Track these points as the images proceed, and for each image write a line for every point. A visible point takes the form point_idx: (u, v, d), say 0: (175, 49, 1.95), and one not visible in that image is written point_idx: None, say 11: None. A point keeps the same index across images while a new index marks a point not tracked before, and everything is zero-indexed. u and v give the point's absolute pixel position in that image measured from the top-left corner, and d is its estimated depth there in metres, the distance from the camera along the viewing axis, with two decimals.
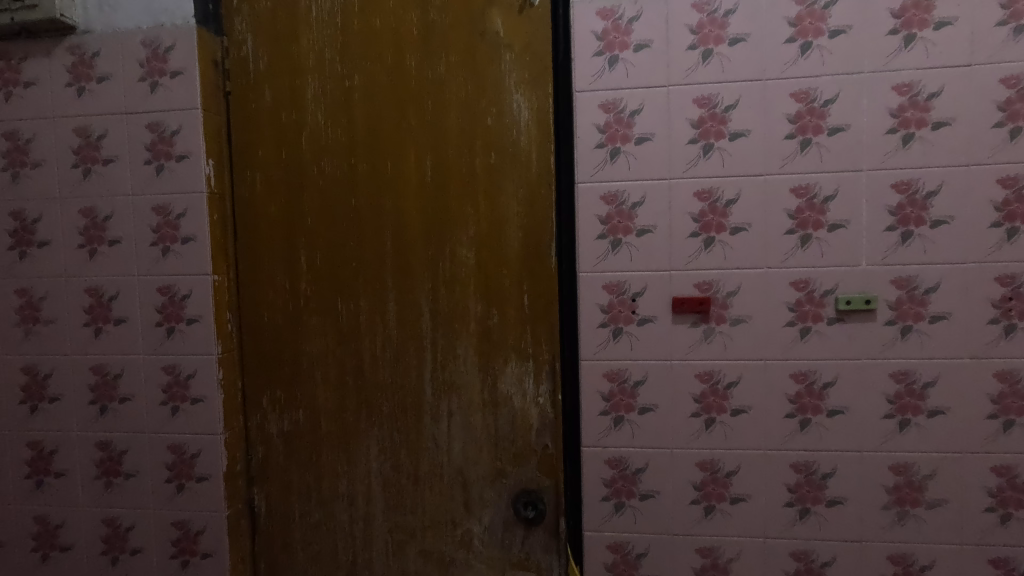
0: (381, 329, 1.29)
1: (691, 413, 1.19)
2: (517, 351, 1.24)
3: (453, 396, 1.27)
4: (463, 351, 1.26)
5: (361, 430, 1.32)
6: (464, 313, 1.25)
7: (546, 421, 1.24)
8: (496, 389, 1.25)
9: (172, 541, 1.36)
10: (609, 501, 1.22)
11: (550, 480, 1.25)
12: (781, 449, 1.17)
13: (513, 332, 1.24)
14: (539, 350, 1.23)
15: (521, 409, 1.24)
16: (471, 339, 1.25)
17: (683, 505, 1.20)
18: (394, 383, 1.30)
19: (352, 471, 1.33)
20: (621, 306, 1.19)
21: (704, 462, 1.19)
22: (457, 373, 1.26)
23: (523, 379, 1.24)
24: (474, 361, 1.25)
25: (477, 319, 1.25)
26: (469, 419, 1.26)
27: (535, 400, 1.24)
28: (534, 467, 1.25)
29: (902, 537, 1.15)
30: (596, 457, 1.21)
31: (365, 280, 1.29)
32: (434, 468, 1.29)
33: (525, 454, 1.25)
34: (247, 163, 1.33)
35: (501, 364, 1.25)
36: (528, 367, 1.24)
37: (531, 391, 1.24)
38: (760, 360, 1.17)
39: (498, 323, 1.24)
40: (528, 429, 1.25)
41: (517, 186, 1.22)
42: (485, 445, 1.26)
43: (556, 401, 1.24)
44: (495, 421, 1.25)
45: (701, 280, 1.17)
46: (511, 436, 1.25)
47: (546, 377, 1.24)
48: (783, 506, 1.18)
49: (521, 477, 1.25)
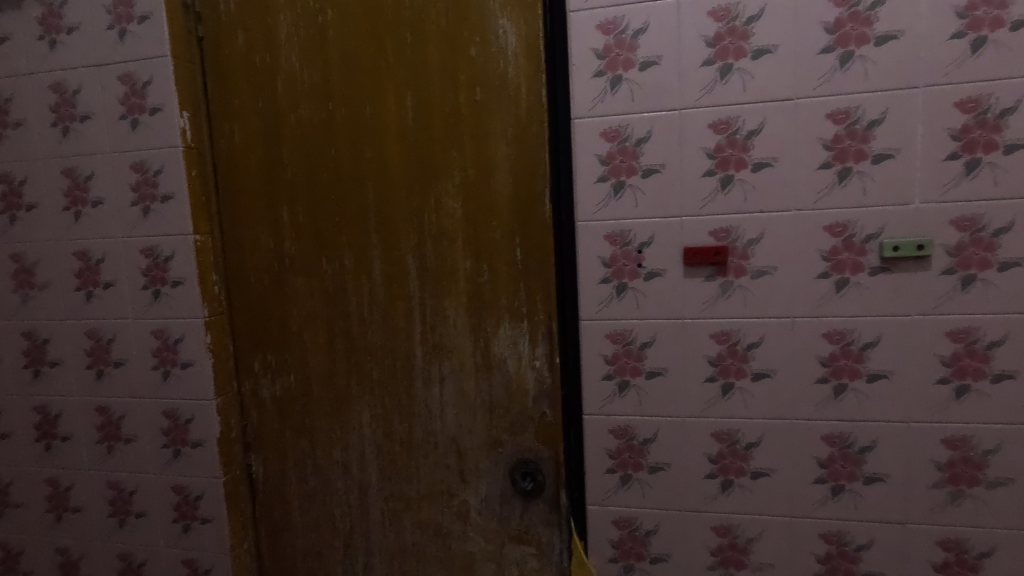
0: (367, 288, 1.20)
1: (706, 379, 1.05)
2: (511, 310, 1.13)
3: (444, 359, 1.17)
4: (453, 310, 1.15)
5: (352, 396, 1.25)
6: (453, 269, 1.14)
7: (544, 387, 1.13)
8: (489, 353, 1.14)
9: (173, 505, 1.35)
10: (614, 474, 1.11)
11: (549, 450, 1.14)
12: (812, 419, 1.02)
13: (506, 290, 1.12)
14: (535, 308, 1.12)
15: (517, 374, 1.14)
16: (462, 298, 1.14)
17: (697, 479, 1.08)
18: (383, 346, 1.21)
19: (345, 437, 1.27)
20: (625, 258, 1.05)
21: (720, 432, 1.06)
22: (448, 335, 1.16)
23: (517, 341, 1.13)
24: (465, 321, 1.15)
25: (466, 275, 1.14)
26: (461, 384, 1.17)
27: (531, 363, 1.13)
28: (532, 436, 1.15)
29: (956, 520, 0.99)
30: (599, 426, 1.10)
31: (349, 236, 1.20)
32: (427, 436, 1.21)
33: (522, 422, 1.15)
34: (224, 114, 1.25)
35: (494, 325, 1.14)
36: (523, 328, 1.13)
37: (527, 354, 1.13)
38: (788, 318, 1.01)
39: (490, 279, 1.13)
40: (525, 395, 1.14)
41: (506, 126, 1.09)
42: (479, 412, 1.16)
43: (554, 364, 1.12)
44: (489, 386, 1.15)
45: (717, 227, 1.01)
46: (507, 403, 1.15)
47: (543, 339, 1.12)
48: (813, 482, 1.04)
49: (518, 447, 1.15)
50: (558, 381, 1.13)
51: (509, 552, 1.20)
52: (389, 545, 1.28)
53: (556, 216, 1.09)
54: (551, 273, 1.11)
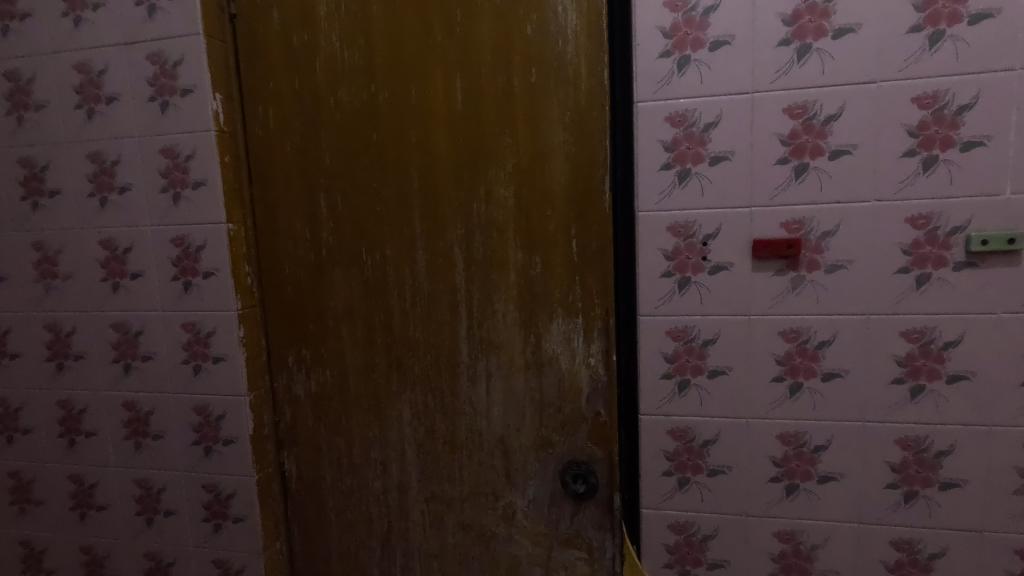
0: (410, 281, 1.15)
1: (773, 378, 1.00)
2: (564, 305, 1.07)
3: (491, 356, 1.12)
4: (501, 305, 1.10)
5: (392, 393, 1.20)
6: (503, 261, 1.08)
7: (598, 386, 1.08)
8: (540, 349, 1.09)
9: (204, 504, 1.30)
10: (672, 476, 1.06)
11: (604, 452, 1.09)
12: (884, 421, 0.97)
13: (560, 284, 1.07)
14: (591, 303, 1.06)
15: (569, 372, 1.08)
16: (512, 292, 1.09)
17: (759, 483, 1.03)
18: (427, 341, 1.16)
19: (384, 435, 1.22)
20: (689, 251, 0.99)
21: (786, 435, 1.01)
22: (496, 330, 1.11)
23: (571, 338, 1.08)
24: (515, 316, 1.09)
25: (517, 268, 1.08)
26: (510, 381, 1.11)
27: (585, 361, 1.08)
28: (585, 437, 1.10)
29: None
30: (656, 427, 1.05)
31: (392, 225, 1.14)
32: (472, 435, 1.16)
33: (574, 423, 1.10)
34: (259, 97, 1.19)
35: (546, 320, 1.08)
36: (577, 324, 1.07)
37: (581, 351, 1.08)
38: (863, 315, 0.96)
39: (542, 273, 1.07)
40: (577, 394, 1.09)
41: (563, 109, 1.03)
42: (528, 411, 1.11)
43: (609, 362, 1.07)
44: (540, 385, 1.10)
45: (789, 219, 0.96)
46: (558, 402, 1.10)
47: (598, 335, 1.07)
48: (885, 487, 0.99)
49: (570, 448, 1.10)
50: (614, 379, 1.08)
51: (557, 556, 1.15)
52: (429, 547, 1.24)
53: (614, 207, 1.04)
54: (609, 266, 1.05)
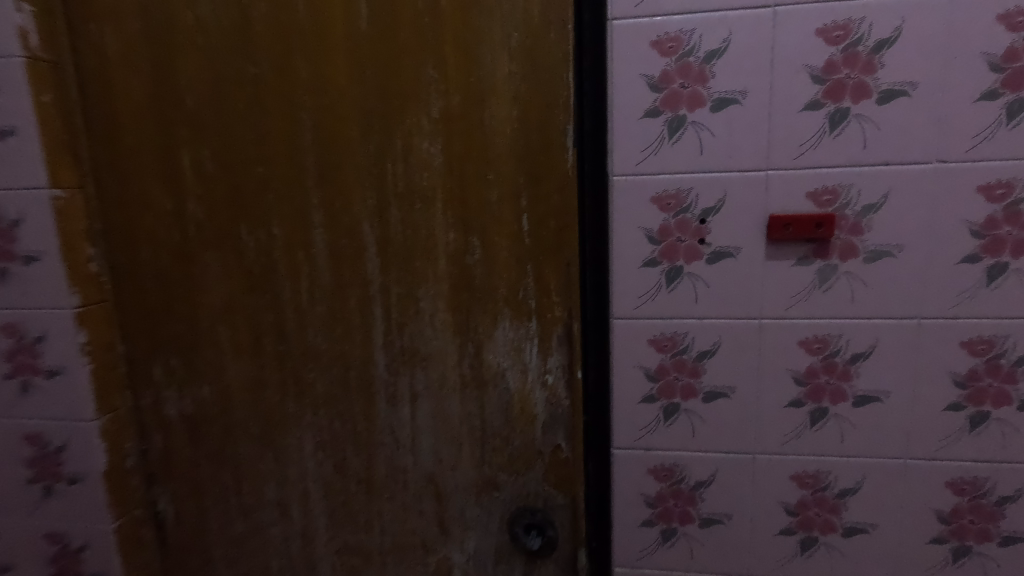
0: (304, 269, 0.84)
1: (789, 402, 0.75)
2: (512, 303, 0.78)
3: (416, 371, 0.83)
4: (428, 303, 0.80)
5: (288, 418, 0.90)
6: (430, 243, 0.79)
7: (559, 413, 0.80)
8: (479, 363, 0.80)
9: (48, 559, 1.00)
10: (653, 527, 0.81)
11: (566, 496, 0.82)
12: (933, 458, 0.74)
13: (506, 274, 0.77)
14: (549, 301, 0.77)
15: (520, 393, 0.80)
16: (443, 286, 0.79)
17: (767, 536, 0.79)
18: (330, 351, 0.86)
19: (281, 471, 0.93)
20: (681, 231, 0.73)
21: (803, 475, 0.77)
22: (422, 337, 0.82)
23: (522, 348, 0.79)
24: (447, 319, 0.80)
25: (449, 253, 0.78)
26: (441, 404, 0.83)
27: (541, 380, 0.79)
28: (541, 477, 0.82)
29: None
30: (633, 464, 0.80)
31: (277, 192, 0.82)
32: (395, 472, 0.88)
33: (526, 460, 0.82)
34: (90, 9, 0.84)
35: (488, 324, 0.79)
36: (531, 329, 0.78)
37: (535, 364, 0.79)
38: (913, 319, 0.71)
39: (483, 259, 0.77)
40: (531, 423, 0.81)
41: (509, 27, 0.72)
42: (466, 443, 0.84)
43: (574, 381, 0.78)
44: (480, 410, 0.82)
45: (819, 186, 0.69)
46: (505, 432, 0.82)
47: (559, 345, 0.78)
48: (928, 542, 0.76)
49: (522, 491, 0.83)
50: (579, 404, 0.79)
51: None
52: None
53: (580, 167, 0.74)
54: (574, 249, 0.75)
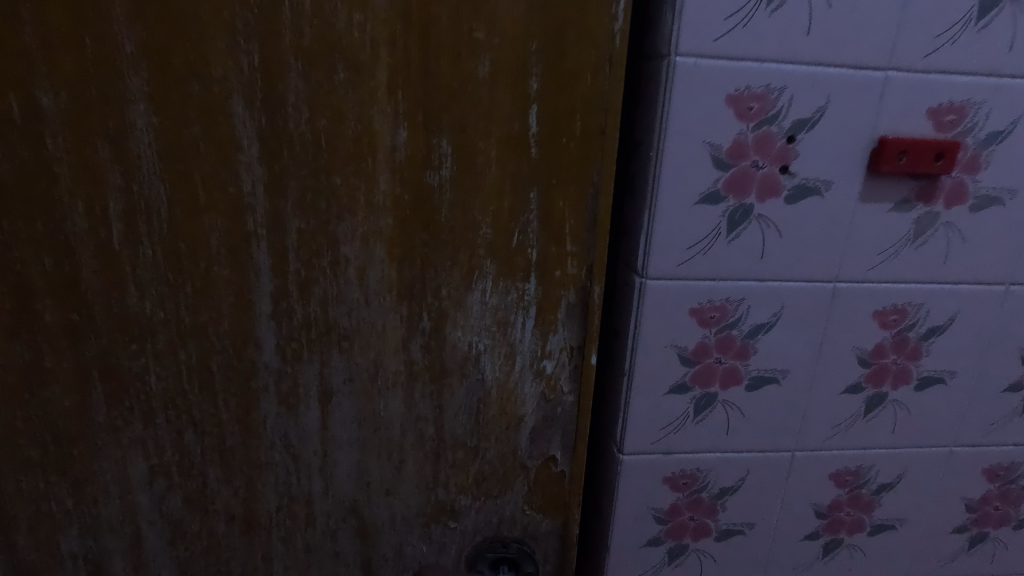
0: (112, 179, 0.42)
1: (846, 388, 0.58)
2: (499, 253, 0.49)
3: (333, 356, 0.50)
4: (356, 249, 0.47)
5: (96, 433, 0.49)
6: (362, 144, 0.45)
7: (560, 413, 0.55)
8: (438, 344, 0.51)
9: None
10: (660, 546, 0.62)
11: (555, 521, 0.60)
12: (979, 445, 0.63)
13: (494, 205, 0.47)
14: (560, 251, 0.49)
15: (499, 387, 0.54)
16: (383, 221, 0.47)
17: (790, 543, 0.65)
18: (175, 325, 0.47)
19: (88, 512, 0.51)
20: (759, 150, 0.49)
21: (843, 473, 0.62)
22: (343, 304, 0.49)
23: (507, 321, 0.51)
24: (388, 276, 0.49)
25: (396, 166, 0.46)
26: (372, 407, 0.53)
27: (535, 367, 0.54)
28: (521, 498, 0.58)
29: None
30: (646, 472, 0.59)
31: (41, 13, 0.39)
32: (295, 497, 0.55)
33: (504, 478, 0.57)
34: None
35: (458, 282, 0.49)
36: (527, 295, 0.51)
37: (526, 343, 0.52)
38: (1001, 285, 0.56)
39: (455, 179, 0.46)
40: (516, 429, 0.55)
41: None
42: (412, 462, 0.55)
43: (585, 370, 0.54)
44: (437, 412, 0.54)
45: (944, 101, 0.49)
46: (473, 442, 0.55)
47: (567, 318, 0.52)
48: (949, 532, 0.67)
49: (492, 518, 0.59)
50: (584, 397, 0.56)
51: None
52: None
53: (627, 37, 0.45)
54: (607, 169, 0.48)
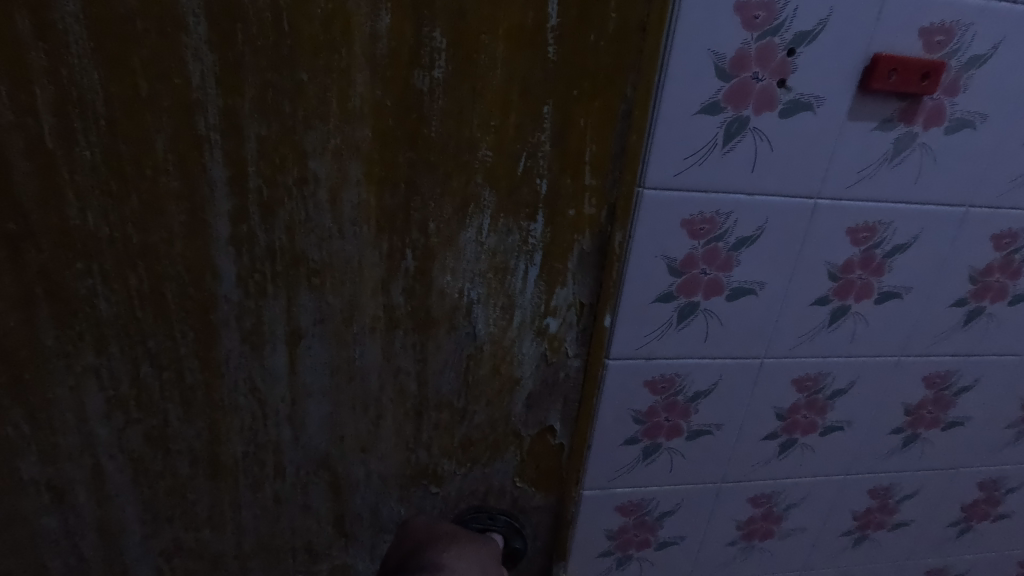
0: (37, 58, 0.33)
1: (816, 300, 0.61)
2: (501, 182, 0.42)
3: (302, 295, 0.44)
4: (327, 165, 0.39)
5: (45, 360, 0.42)
6: (333, 30, 0.36)
7: (562, 378, 0.53)
8: (423, 287, 0.45)
9: None
10: (635, 445, 0.66)
11: (548, 496, 0.59)
12: (924, 355, 0.68)
13: (496, 120, 0.40)
14: (577, 184, 0.43)
15: (493, 343, 0.49)
16: (361, 135, 0.39)
17: (751, 442, 0.69)
18: (121, 246, 0.39)
19: (45, 439, 0.45)
20: (759, 61, 0.48)
21: (805, 379, 0.66)
22: (313, 233, 0.41)
23: (506, 267, 0.46)
24: (365, 202, 0.41)
25: (377, 61, 0.37)
26: (346, 353, 0.47)
27: (537, 325, 0.49)
28: (512, 469, 0.56)
29: (1009, 459, 0.81)
30: (628, 376, 0.61)
31: None
32: (263, 442, 0.49)
33: (499, 444, 0.54)
34: None
35: (450, 207, 0.42)
36: (531, 238, 0.45)
37: (523, 292, 0.47)
38: (961, 207, 0.60)
39: (449, 83, 0.39)
40: (510, 392, 0.52)
41: None
42: (395, 424, 0.51)
43: (594, 331, 0.51)
44: (419, 362, 0.48)
45: (936, 21, 0.50)
46: (459, 403, 0.51)
47: (580, 268, 0.48)
48: (887, 433, 0.74)
49: (478, 484, 0.56)
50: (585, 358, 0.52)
51: None
52: None
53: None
54: (644, 83, 0.41)
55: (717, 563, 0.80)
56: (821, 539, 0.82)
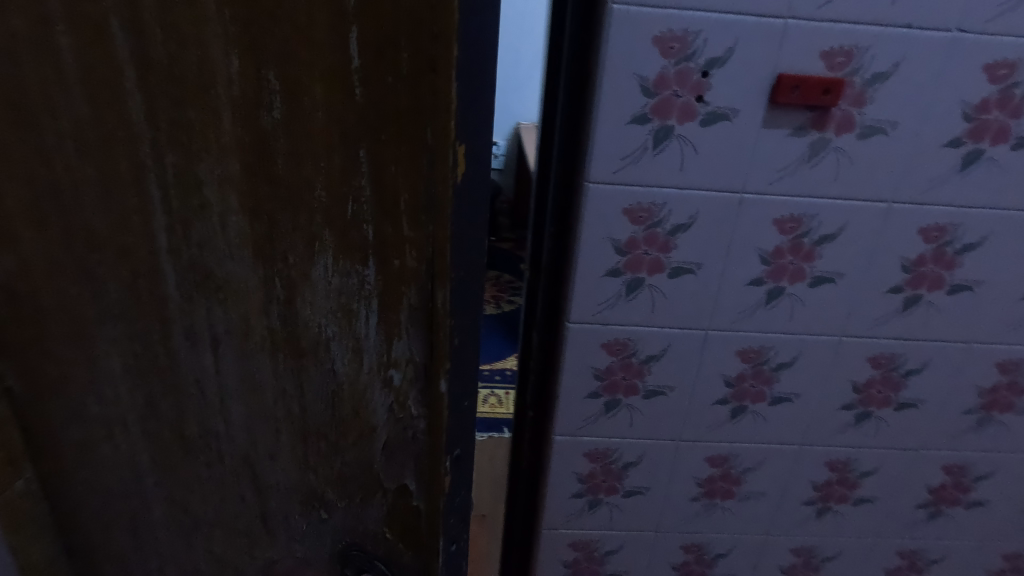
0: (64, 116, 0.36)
1: (750, 281, 0.73)
2: (336, 225, 0.34)
3: (217, 314, 0.38)
4: (219, 196, 0.35)
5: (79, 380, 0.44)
6: (199, 79, 0.32)
7: (410, 438, 0.39)
8: (293, 317, 0.37)
9: None
10: (598, 399, 0.81)
11: (417, 557, 0.43)
12: (866, 336, 0.77)
13: (325, 160, 0.32)
14: (397, 234, 0.33)
15: (349, 385, 0.39)
16: (224, 162, 0.34)
17: (703, 404, 0.82)
18: (85, 204, 0.37)
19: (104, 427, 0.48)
20: (676, 82, 0.62)
21: (748, 350, 0.78)
22: (216, 252, 0.36)
23: (351, 311, 0.36)
24: (244, 230, 0.35)
25: (235, 104, 0.32)
26: (251, 370, 0.40)
27: (382, 375, 0.38)
28: (380, 516, 0.43)
29: (974, 445, 0.86)
30: (588, 338, 0.76)
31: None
32: (209, 403, 0.42)
33: (364, 499, 0.42)
34: None
35: (299, 250, 0.35)
36: (369, 282, 0.35)
37: (368, 345, 0.37)
38: (884, 203, 0.69)
39: (286, 128, 0.32)
40: (368, 437, 0.40)
41: None
42: (274, 448, 0.42)
43: (432, 395, 0.37)
44: (299, 388, 0.40)
45: (835, 46, 0.61)
46: (331, 433, 0.41)
47: (410, 323, 0.35)
48: (838, 408, 0.83)
49: (344, 531, 0.44)
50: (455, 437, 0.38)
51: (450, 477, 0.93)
52: None
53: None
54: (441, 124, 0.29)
55: (682, 518, 0.91)
56: (782, 506, 0.91)
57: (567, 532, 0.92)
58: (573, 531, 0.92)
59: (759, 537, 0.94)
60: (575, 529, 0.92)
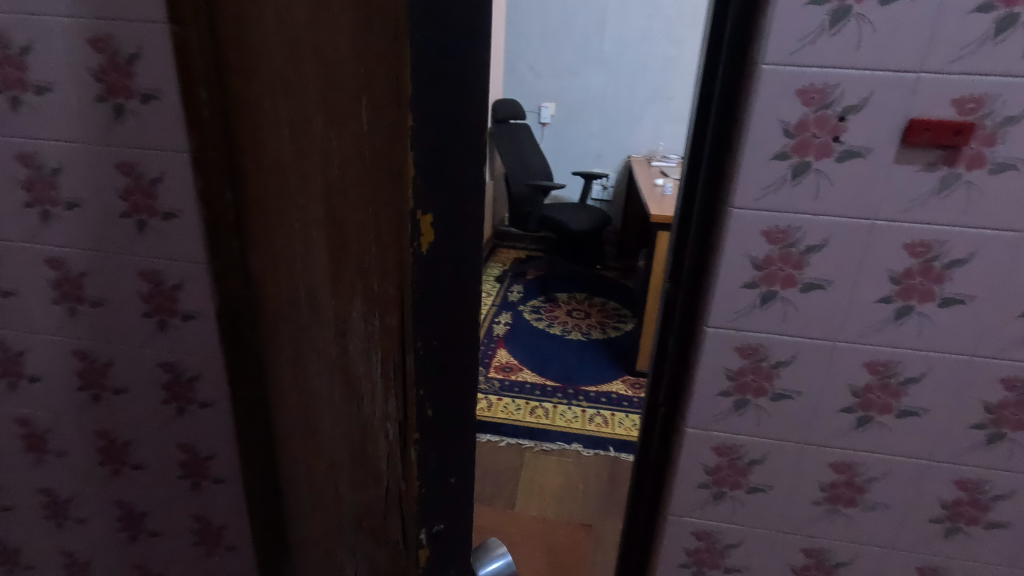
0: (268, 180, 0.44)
1: (880, 298, 0.82)
2: (358, 281, 0.37)
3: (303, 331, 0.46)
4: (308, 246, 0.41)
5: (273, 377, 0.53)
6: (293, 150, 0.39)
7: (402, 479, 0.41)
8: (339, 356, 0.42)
9: (162, 385, 1.06)
10: (729, 398, 0.92)
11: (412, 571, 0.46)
12: (998, 358, 0.82)
13: (356, 225, 0.36)
14: (388, 298, 0.35)
15: (368, 424, 0.42)
16: (302, 199, 0.40)
17: (830, 411, 0.90)
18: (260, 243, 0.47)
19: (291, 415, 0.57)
20: (815, 126, 0.75)
21: (876, 363, 0.85)
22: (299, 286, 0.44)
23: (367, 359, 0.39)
24: (314, 276, 0.41)
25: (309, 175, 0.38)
26: (320, 390, 0.46)
27: (383, 423, 0.40)
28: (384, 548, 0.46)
29: None
30: (723, 341, 0.88)
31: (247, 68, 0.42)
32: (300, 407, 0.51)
33: (382, 531, 0.46)
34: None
35: (341, 292, 0.39)
36: (373, 335, 0.38)
37: (378, 397, 0.39)
38: (1016, 233, 0.76)
39: (336, 189, 0.36)
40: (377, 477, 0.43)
41: None
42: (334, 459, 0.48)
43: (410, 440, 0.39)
44: (339, 409, 0.45)
45: (965, 94, 0.71)
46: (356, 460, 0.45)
47: (398, 382, 0.38)
48: (969, 428, 0.87)
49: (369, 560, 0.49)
50: (438, 463, 0.44)
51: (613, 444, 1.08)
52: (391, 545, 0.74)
53: (423, 59, 0.30)
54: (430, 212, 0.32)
55: (804, 520, 0.99)
56: (907, 520, 0.95)
57: (692, 520, 1.03)
58: (697, 519, 1.03)
59: (882, 550, 0.99)
60: (698, 517, 1.02)
